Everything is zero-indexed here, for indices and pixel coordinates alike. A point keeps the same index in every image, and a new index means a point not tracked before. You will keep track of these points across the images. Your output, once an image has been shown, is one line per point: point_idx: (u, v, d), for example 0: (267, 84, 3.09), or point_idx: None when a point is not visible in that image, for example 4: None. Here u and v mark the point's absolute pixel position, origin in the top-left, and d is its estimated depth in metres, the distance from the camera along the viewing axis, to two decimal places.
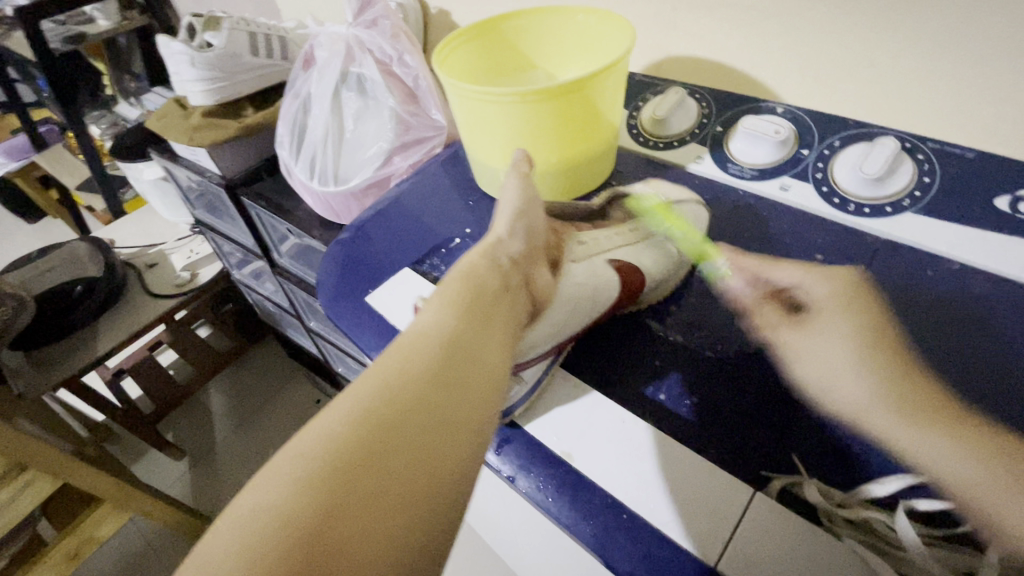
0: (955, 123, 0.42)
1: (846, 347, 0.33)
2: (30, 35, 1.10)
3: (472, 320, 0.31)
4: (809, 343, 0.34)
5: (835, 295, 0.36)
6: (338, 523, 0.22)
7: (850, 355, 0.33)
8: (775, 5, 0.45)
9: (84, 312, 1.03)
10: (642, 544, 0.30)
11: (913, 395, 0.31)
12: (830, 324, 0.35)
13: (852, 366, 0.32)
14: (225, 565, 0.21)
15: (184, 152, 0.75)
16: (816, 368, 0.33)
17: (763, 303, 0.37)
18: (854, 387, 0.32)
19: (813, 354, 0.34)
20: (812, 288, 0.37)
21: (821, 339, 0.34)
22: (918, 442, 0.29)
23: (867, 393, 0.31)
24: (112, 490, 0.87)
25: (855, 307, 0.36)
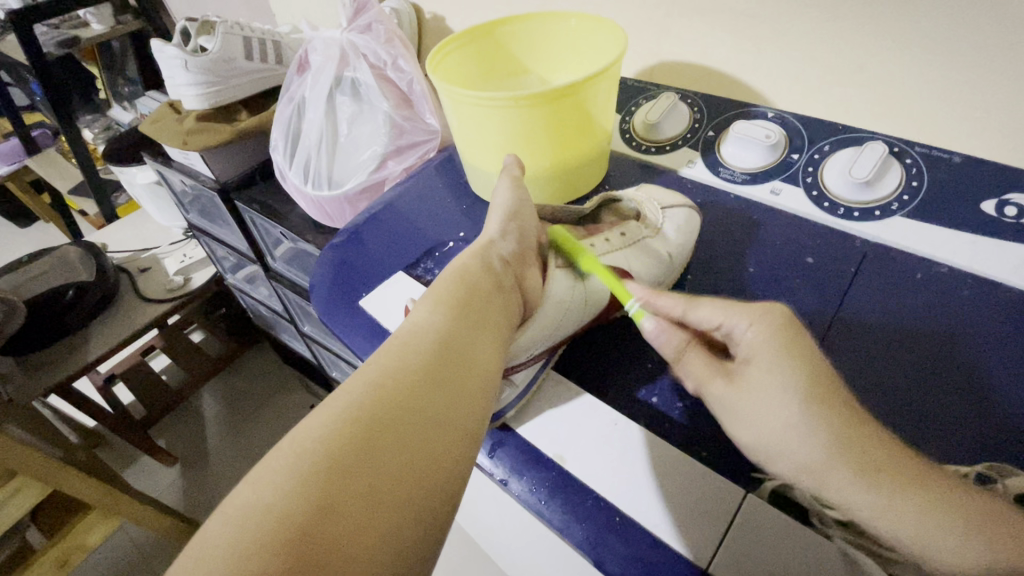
0: (942, 128, 0.43)
1: (789, 399, 0.27)
2: (24, 39, 1.10)
3: (466, 322, 0.31)
4: (748, 397, 0.29)
5: (768, 335, 0.30)
6: (332, 518, 0.22)
7: (792, 398, 0.27)
8: (765, 10, 0.46)
9: (75, 316, 1.02)
10: (635, 548, 0.30)
11: (869, 452, 0.25)
12: (761, 377, 0.29)
13: (800, 422, 0.27)
14: (216, 561, 0.21)
15: (178, 156, 0.75)
16: (758, 423, 0.28)
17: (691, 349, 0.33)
18: (804, 449, 0.26)
19: (755, 407, 0.28)
20: (740, 329, 0.31)
21: (757, 388, 0.29)
22: (873, 506, 0.24)
23: (817, 448, 0.26)
24: (102, 497, 0.86)
25: (794, 345, 0.29)
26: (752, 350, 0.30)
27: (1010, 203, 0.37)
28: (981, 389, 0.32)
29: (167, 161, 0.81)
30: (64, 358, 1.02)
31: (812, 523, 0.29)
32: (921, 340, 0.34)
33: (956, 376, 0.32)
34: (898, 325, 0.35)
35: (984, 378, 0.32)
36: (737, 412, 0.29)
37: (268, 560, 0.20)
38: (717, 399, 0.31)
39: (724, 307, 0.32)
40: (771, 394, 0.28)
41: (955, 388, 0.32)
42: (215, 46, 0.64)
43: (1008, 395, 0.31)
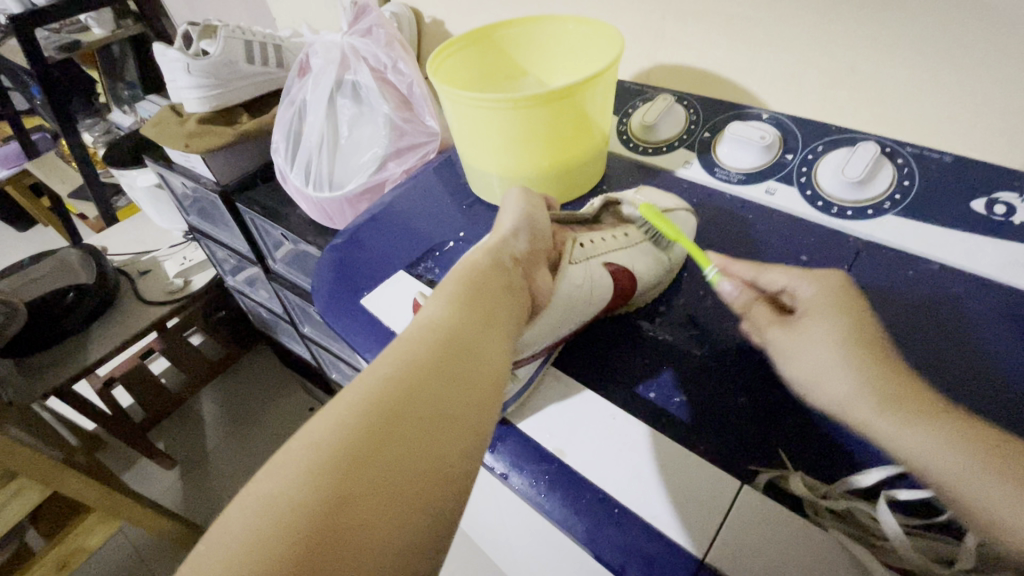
0: (932, 129, 0.44)
1: (831, 348, 0.31)
2: (24, 42, 1.11)
3: (474, 316, 0.32)
4: (794, 348, 0.33)
5: (823, 296, 0.33)
6: (347, 510, 0.22)
7: (841, 351, 0.31)
8: (759, 14, 0.46)
9: (75, 319, 1.02)
10: (634, 539, 0.30)
11: (895, 388, 0.29)
12: (816, 329, 0.32)
13: (840, 367, 0.30)
14: (234, 549, 0.21)
15: (179, 159, 0.76)
16: (803, 368, 0.32)
17: (754, 304, 0.37)
18: (840, 382, 0.30)
19: (801, 354, 0.32)
20: (801, 289, 0.35)
21: (807, 339, 0.32)
22: (895, 436, 0.27)
23: (848, 386, 0.30)
24: (102, 499, 0.86)
25: (849, 308, 0.33)
26: (808, 308, 0.34)
27: (999, 202, 0.38)
28: (973, 382, 0.32)
29: (168, 164, 0.81)
30: (64, 361, 1.02)
31: (807, 513, 0.29)
32: (914, 335, 0.35)
33: (950, 370, 0.33)
34: (893, 320, 0.36)
35: (975, 372, 0.33)
36: (790, 358, 0.33)
37: (286, 551, 0.21)
38: (773, 344, 0.34)
39: (792, 271, 0.36)
40: (815, 338, 0.32)
41: (948, 382, 0.33)
42: (217, 50, 0.64)
43: (999, 388, 0.32)
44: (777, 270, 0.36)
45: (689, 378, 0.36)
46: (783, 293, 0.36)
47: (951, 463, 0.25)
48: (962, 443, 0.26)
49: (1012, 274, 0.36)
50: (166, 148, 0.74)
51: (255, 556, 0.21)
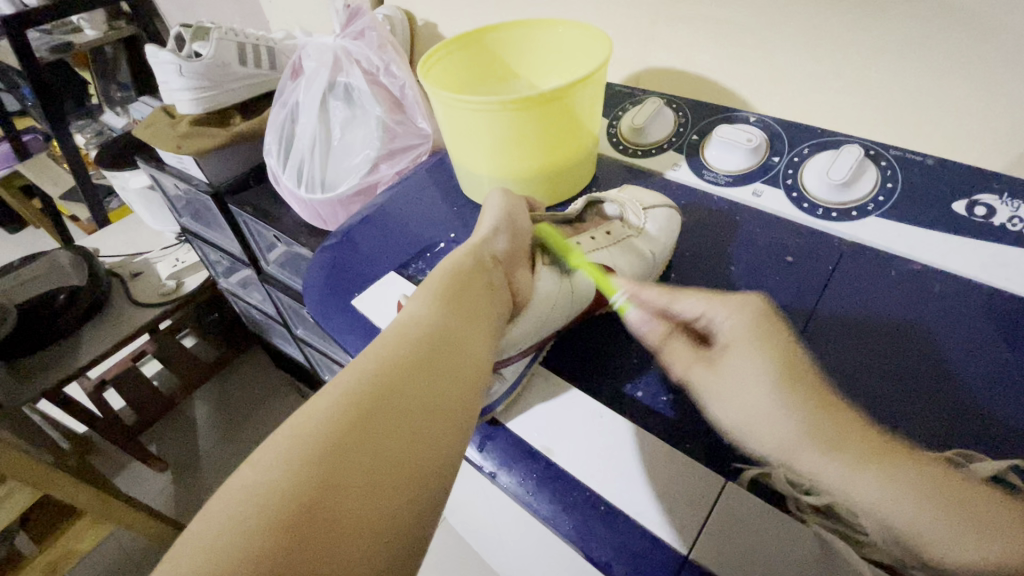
0: (915, 132, 0.44)
1: (762, 386, 0.32)
2: (16, 43, 1.10)
3: (456, 313, 0.32)
4: (717, 389, 0.34)
5: (741, 325, 0.36)
6: (333, 498, 0.23)
7: (768, 388, 0.32)
8: (747, 18, 0.47)
9: (66, 320, 1.01)
10: (620, 535, 0.31)
11: (836, 431, 0.30)
12: (737, 363, 0.34)
13: (770, 400, 0.31)
14: (221, 539, 0.21)
15: (171, 160, 0.76)
16: (736, 408, 0.33)
17: (671, 338, 0.38)
18: (781, 423, 0.31)
19: (729, 394, 0.33)
20: (720, 320, 0.37)
21: (733, 373, 0.34)
22: (836, 475, 0.28)
23: (778, 416, 0.31)
24: (93, 502, 0.86)
25: (769, 338, 0.35)
26: (731, 340, 0.35)
27: (980, 203, 0.39)
28: (951, 378, 0.33)
29: (160, 165, 0.81)
30: (55, 363, 1.01)
31: (788, 509, 0.30)
32: (896, 333, 0.36)
33: (928, 366, 0.34)
34: (874, 318, 0.37)
35: (953, 368, 0.33)
36: (716, 396, 0.34)
37: (272, 537, 0.21)
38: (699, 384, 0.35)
39: (708, 299, 0.38)
40: (748, 377, 0.33)
41: (928, 378, 0.33)
42: (210, 51, 0.65)
43: (977, 384, 0.32)
44: (690, 299, 0.38)
45: (676, 376, 0.36)
46: (700, 321, 0.38)
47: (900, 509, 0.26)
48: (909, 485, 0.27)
49: (991, 274, 0.37)
50: (159, 149, 0.74)
51: (242, 545, 0.21)
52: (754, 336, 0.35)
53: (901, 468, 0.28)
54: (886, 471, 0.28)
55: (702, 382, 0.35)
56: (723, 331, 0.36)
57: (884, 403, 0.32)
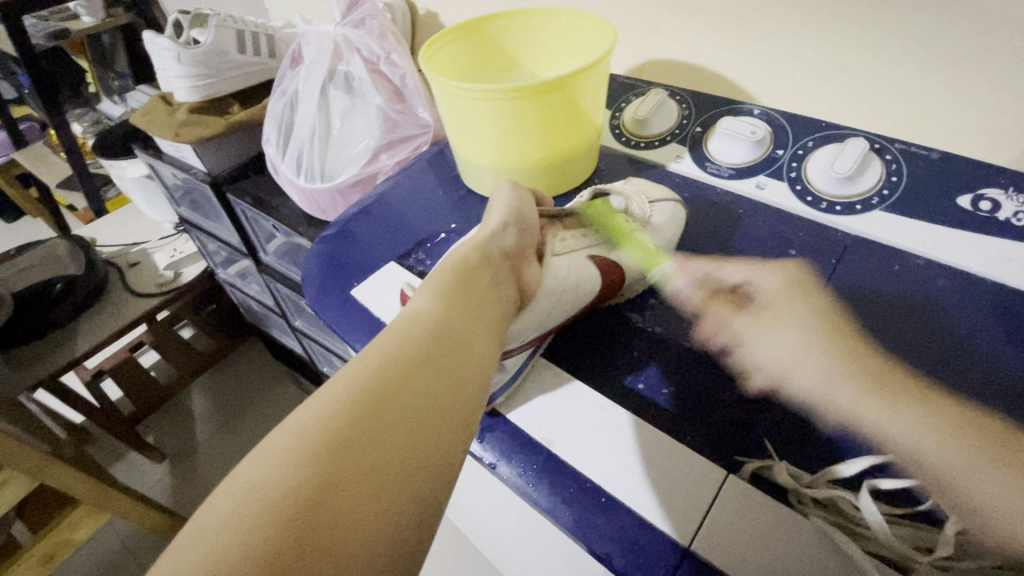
0: (922, 125, 0.44)
1: (792, 338, 0.36)
2: (13, 30, 1.09)
3: (461, 307, 0.32)
4: (759, 335, 0.36)
5: (782, 286, 0.39)
6: (336, 494, 0.23)
7: (802, 337, 0.35)
8: (752, 10, 0.47)
9: (62, 310, 1.01)
10: (620, 527, 0.30)
11: (888, 378, 0.33)
12: (775, 317, 0.37)
13: (805, 355, 0.35)
14: (221, 534, 0.21)
15: (169, 148, 0.75)
16: (773, 355, 0.35)
17: (711, 301, 0.39)
18: (814, 365, 0.34)
19: (766, 342, 0.36)
20: (761, 281, 0.39)
21: (771, 321, 0.37)
22: (879, 416, 0.31)
23: (801, 356, 0.35)
24: (91, 491, 0.85)
25: (802, 300, 0.38)
26: (769, 301, 0.38)
27: (984, 198, 0.39)
28: (953, 372, 0.33)
29: (158, 154, 0.81)
30: (51, 352, 1.00)
31: (790, 502, 0.30)
32: (897, 325, 0.36)
33: (932, 361, 0.33)
34: (876, 311, 0.36)
35: (961, 362, 0.33)
36: (750, 347, 0.36)
37: (272, 535, 0.21)
38: (741, 327, 0.37)
39: (749, 266, 0.41)
40: (784, 333, 0.36)
41: (936, 368, 0.33)
42: (208, 39, 0.64)
43: (981, 378, 0.32)
44: (733, 269, 0.41)
45: (677, 369, 0.36)
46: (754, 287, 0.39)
47: (931, 446, 0.30)
48: (948, 426, 0.30)
49: (996, 269, 0.37)
50: (156, 137, 0.73)
51: (243, 541, 0.21)
52: (789, 302, 0.38)
53: (924, 410, 0.31)
54: (937, 420, 0.31)
55: (740, 328, 0.37)
56: (760, 294, 0.39)
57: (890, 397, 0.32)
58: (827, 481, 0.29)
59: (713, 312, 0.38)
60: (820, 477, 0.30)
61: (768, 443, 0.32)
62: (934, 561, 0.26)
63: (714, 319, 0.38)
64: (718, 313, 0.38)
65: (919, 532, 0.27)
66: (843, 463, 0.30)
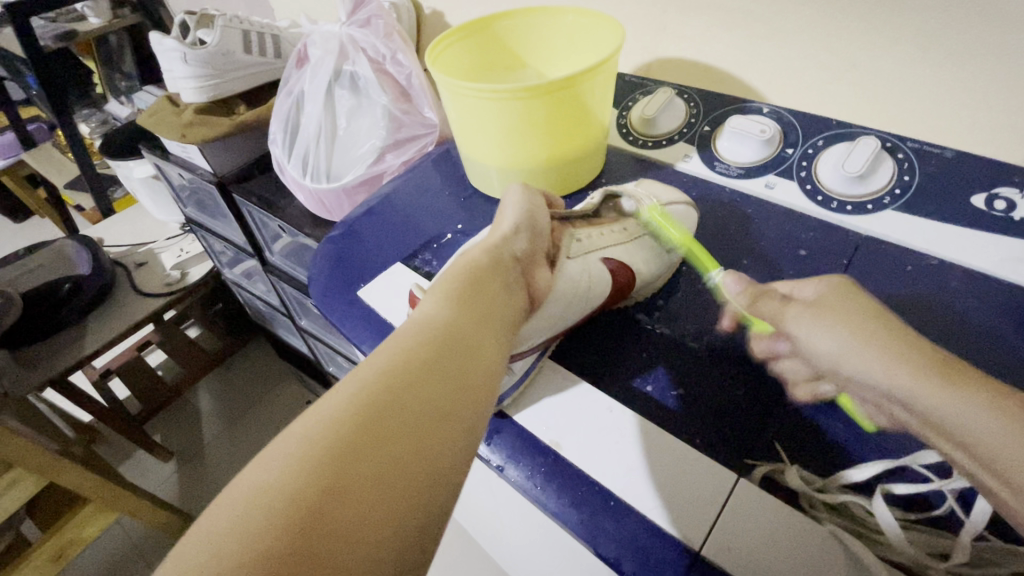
0: (933, 124, 0.43)
1: (848, 330, 0.29)
2: (21, 32, 1.09)
3: (469, 310, 0.31)
4: (808, 328, 0.31)
5: (826, 291, 0.32)
6: (340, 500, 0.22)
7: (860, 326, 0.29)
8: (761, 8, 0.46)
9: (70, 309, 1.01)
10: (630, 532, 0.30)
11: (984, 389, 0.26)
12: (824, 319, 0.30)
13: (859, 346, 0.29)
14: (225, 540, 0.21)
15: (176, 149, 0.75)
16: (821, 343, 0.30)
17: (757, 301, 0.35)
18: (867, 362, 0.28)
19: (817, 332, 0.30)
20: (803, 288, 0.33)
21: (822, 323, 0.30)
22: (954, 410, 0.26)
23: (848, 344, 0.29)
24: (98, 489, 0.86)
25: (855, 296, 0.31)
26: (820, 296, 0.32)
27: (999, 197, 0.38)
28: None
29: (165, 154, 0.81)
30: (59, 351, 1.01)
31: (802, 506, 0.29)
32: (909, 329, 0.35)
33: None
34: None
35: (973, 366, 0.33)
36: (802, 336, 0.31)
37: (276, 540, 0.21)
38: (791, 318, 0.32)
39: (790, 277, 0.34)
40: (830, 325, 0.30)
41: None
42: (215, 39, 0.64)
43: None
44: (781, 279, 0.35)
45: (685, 372, 0.36)
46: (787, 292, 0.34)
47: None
48: None
49: (1010, 269, 0.36)
50: (163, 138, 0.73)
51: (245, 547, 0.21)
52: (847, 299, 0.31)
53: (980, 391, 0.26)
54: None
55: (790, 325, 0.32)
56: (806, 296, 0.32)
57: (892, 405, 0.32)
58: (839, 486, 0.29)
59: (762, 313, 0.34)
60: (832, 481, 0.29)
61: (780, 448, 0.31)
62: (949, 566, 0.26)
63: (767, 324, 0.34)
64: (766, 315, 0.34)
65: (934, 538, 0.27)
66: (854, 469, 0.29)
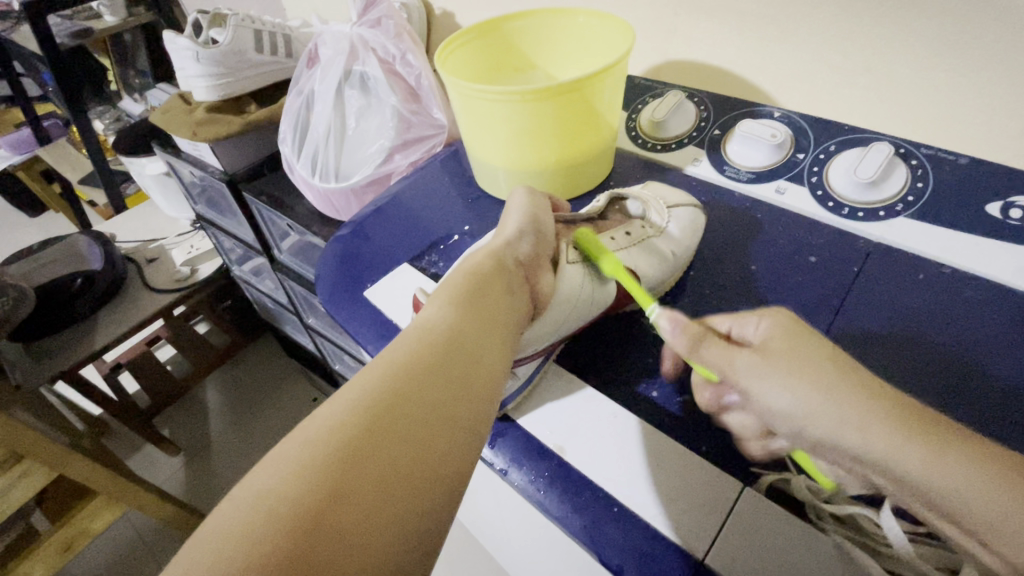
0: (948, 130, 0.43)
1: (797, 383, 0.27)
2: (38, 29, 1.11)
3: (477, 313, 0.31)
4: (762, 381, 0.28)
5: (775, 329, 0.30)
6: (343, 503, 0.22)
7: (812, 378, 0.27)
8: (773, 11, 0.46)
9: (82, 304, 1.03)
10: (633, 539, 0.30)
11: (930, 430, 0.25)
12: (773, 369, 0.28)
13: (819, 401, 0.26)
14: (228, 542, 0.21)
15: (187, 147, 0.76)
16: (774, 399, 0.28)
17: (703, 342, 0.31)
18: (820, 419, 0.26)
19: (766, 385, 0.28)
20: (748, 328, 0.32)
21: (775, 370, 0.28)
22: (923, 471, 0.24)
23: (804, 404, 0.27)
24: (106, 482, 0.87)
25: (804, 341, 0.29)
26: (767, 342, 0.29)
27: (1015, 206, 0.37)
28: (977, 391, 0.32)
29: (177, 151, 0.82)
30: (70, 345, 1.02)
31: (809, 518, 0.29)
32: (920, 339, 0.35)
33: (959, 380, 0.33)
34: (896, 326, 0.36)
35: (985, 378, 0.32)
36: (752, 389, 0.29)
37: (278, 543, 0.21)
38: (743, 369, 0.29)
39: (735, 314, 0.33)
40: (776, 378, 0.28)
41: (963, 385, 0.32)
42: (227, 39, 0.64)
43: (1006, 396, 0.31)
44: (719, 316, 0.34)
45: (691, 379, 0.35)
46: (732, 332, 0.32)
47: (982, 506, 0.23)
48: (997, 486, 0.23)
49: None
50: (175, 135, 0.74)
51: (248, 549, 0.21)
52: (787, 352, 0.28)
53: (954, 446, 0.25)
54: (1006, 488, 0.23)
55: (740, 379, 0.29)
56: (755, 340, 0.30)
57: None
58: (846, 497, 0.29)
59: (707, 358, 0.31)
60: (839, 492, 0.29)
61: (787, 457, 0.31)
62: None
63: (715, 372, 0.31)
64: (712, 360, 0.31)
65: (943, 552, 0.26)
66: None
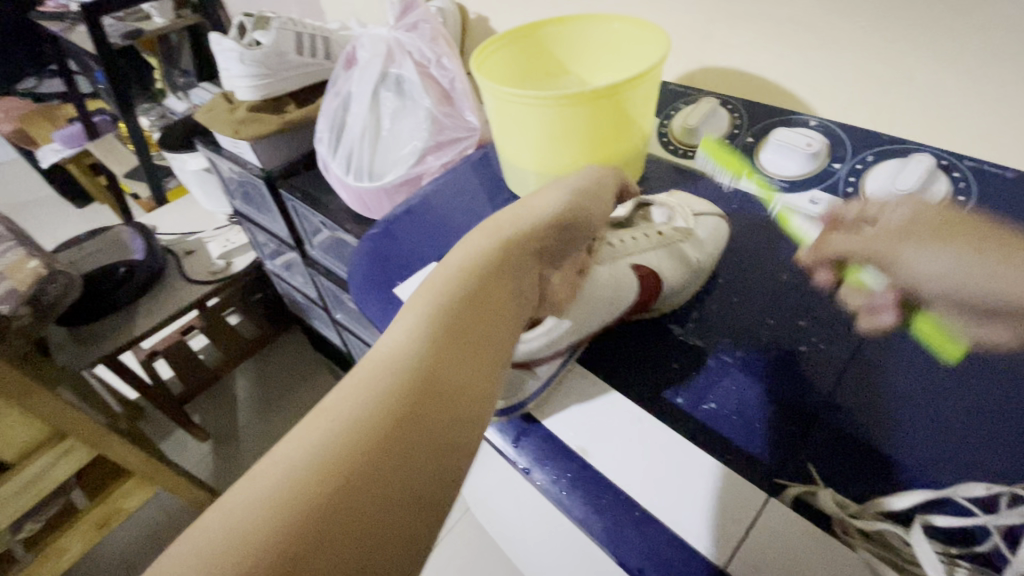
0: (992, 143, 0.42)
1: (950, 254, 0.35)
2: (94, 30, 1.16)
3: (480, 315, 0.29)
4: (913, 254, 0.36)
5: (918, 212, 0.38)
6: (364, 509, 0.22)
7: (953, 245, 0.36)
8: (813, 19, 0.45)
9: (123, 292, 1.07)
10: (653, 543, 0.31)
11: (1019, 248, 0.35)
12: (936, 242, 0.36)
13: (965, 263, 0.35)
14: (242, 550, 0.20)
15: (228, 144, 0.79)
16: (924, 268, 0.36)
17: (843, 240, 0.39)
18: (954, 261, 0.35)
19: (918, 258, 0.36)
20: (894, 209, 0.39)
21: (920, 256, 0.36)
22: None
23: (951, 266, 0.35)
24: (141, 463, 0.91)
25: (934, 212, 0.38)
26: (908, 219, 0.38)
27: None
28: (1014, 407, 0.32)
29: (217, 148, 0.85)
30: (111, 331, 1.07)
31: (835, 532, 0.29)
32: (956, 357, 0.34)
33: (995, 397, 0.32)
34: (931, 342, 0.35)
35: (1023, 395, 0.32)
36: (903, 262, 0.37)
37: (300, 552, 0.20)
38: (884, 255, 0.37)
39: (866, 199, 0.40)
40: (932, 249, 0.36)
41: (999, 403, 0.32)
42: (270, 41, 0.67)
43: None
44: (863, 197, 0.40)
45: (717, 388, 0.35)
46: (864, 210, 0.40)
47: None
48: None
49: None
50: (217, 133, 0.77)
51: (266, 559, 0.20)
52: (933, 224, 0.37)
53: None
54: None
55: (895, 256, 0.37)
56: (892, 218, 0.38)
57: (926, 440, 0.31)
58: (874, 513, 0.28)
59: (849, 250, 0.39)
60: (867, 508, 0.29)
61: (814, 469, 0.31)
62: None
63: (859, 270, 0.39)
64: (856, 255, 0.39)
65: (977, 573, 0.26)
66: (896, 496, 0.28)
